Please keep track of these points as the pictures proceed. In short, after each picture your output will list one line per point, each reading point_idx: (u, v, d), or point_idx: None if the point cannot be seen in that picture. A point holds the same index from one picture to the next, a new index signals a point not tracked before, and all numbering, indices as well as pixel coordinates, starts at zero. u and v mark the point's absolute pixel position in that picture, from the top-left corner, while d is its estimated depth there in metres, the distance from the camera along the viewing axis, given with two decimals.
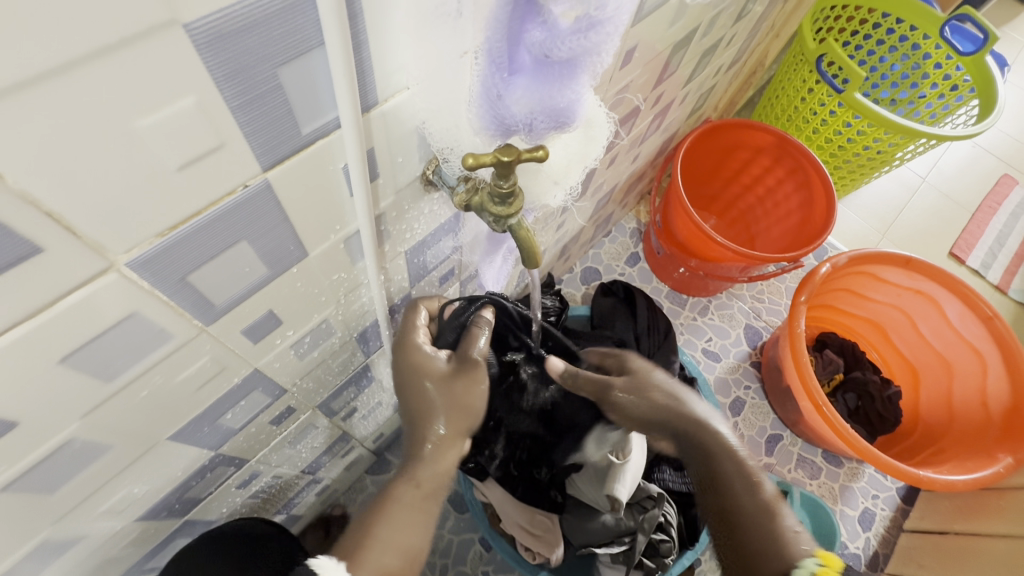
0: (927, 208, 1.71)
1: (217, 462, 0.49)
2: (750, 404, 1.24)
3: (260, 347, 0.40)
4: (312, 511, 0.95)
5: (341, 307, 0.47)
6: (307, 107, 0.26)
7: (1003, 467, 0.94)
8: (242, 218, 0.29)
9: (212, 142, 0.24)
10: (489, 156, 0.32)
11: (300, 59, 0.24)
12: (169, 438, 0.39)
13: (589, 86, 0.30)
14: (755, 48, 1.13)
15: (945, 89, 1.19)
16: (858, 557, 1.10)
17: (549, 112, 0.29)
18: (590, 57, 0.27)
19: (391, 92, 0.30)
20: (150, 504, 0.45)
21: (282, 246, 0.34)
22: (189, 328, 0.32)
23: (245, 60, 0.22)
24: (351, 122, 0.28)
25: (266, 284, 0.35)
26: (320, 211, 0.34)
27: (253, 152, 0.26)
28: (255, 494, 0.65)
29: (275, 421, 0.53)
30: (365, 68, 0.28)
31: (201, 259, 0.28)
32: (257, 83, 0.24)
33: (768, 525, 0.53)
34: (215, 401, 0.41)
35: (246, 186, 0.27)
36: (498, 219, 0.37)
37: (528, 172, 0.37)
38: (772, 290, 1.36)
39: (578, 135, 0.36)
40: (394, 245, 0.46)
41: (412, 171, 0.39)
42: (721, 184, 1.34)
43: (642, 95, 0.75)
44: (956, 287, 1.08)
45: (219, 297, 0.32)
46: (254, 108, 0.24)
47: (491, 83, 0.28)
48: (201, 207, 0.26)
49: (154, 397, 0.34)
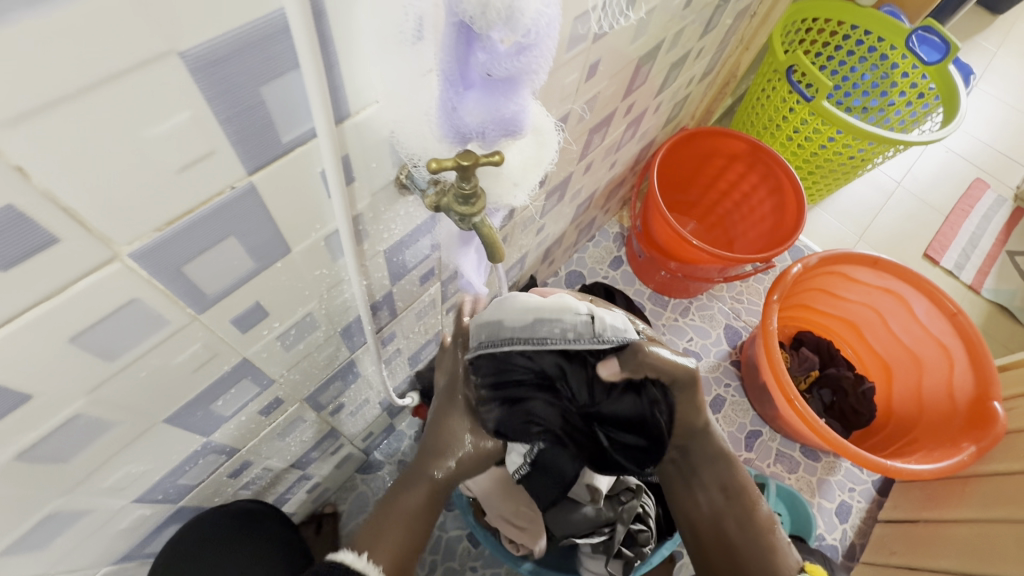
0: (902, 211, 1.77)
1: (210, 448, 0.53)
2: (730, 402, 1.28)
3: (248, 337, 0.44)
4: (303, 508, 0.98)
5: (324, 302, 0.50)
6: (286, 119, 0.31)
7: (967, 456, 0.98)
8: (230, 215, 0.33)
9: (204, 149, 0.28)
10: (450, 161, 0.36)
11: (280, 79, 0.28)
12: (165, 420, 0.43)
13: (532, 98, 0.34)
14: (727, 59, 1.19)
15: (913, 97, 1.25)
16: (835, 548, 1.14)
17: (498, 122, 0.34)
18: (528, 75, 0.31)
19: (361, 106, 0.35)
20: (148, 485, 0.48)
21: (268, 242, 0.38)
22: (183, 315, 0.36)
23: (233, 81, 0.27)
24: (326, 131, 0.32)
25: (254, 276, 0.39)
26: (301, 211, 0.38)
27: (239, 157, 0.30)
28: (247, 485, 0.68)
29: (264, 411, 0.57)
30: (337, 84, 0.32)
31: (194, 252, 0.32)
32: (243, 100, 0.28)
33: (764, 537, 0.70)
34: (208, 386, 0.44)
35: (234, 188, 0.31)
36: (463, 217, 0.41)
37: (489, 174, 0.41)
38: (750, 292, 1.41)
39: (531, 142, 0.41)
40: (374, 244, 0.50)
41: (386, 176, 0.43)
42: (699, 190, 1.39)
43: (612, 104, 0.79)
44: (922, 285, 1.13)
45: (210, 287, 0.36)
46: (240, 120, 0.28)
47: (447, 97, 0.32)
48: (194, 205, 0.30)
49: (152, 379, 0.38)
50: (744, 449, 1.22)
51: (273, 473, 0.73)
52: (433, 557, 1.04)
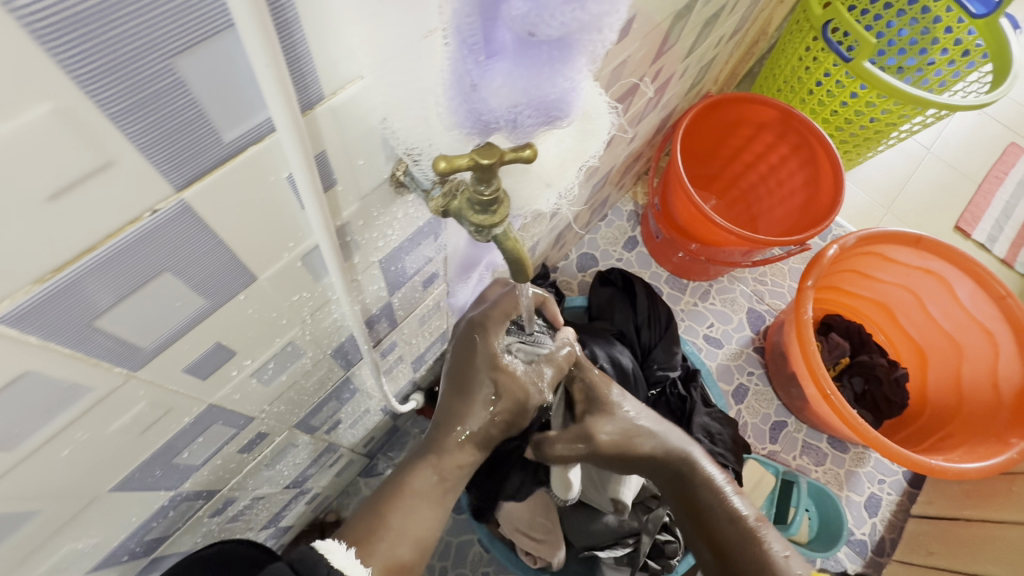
0: (931, 179, 1.65)
1: (181, 498, 0.45)
2: (754, 391, 1.20)
3: (212, 381, 0.35)
4: (303, 520, 0.90)
5: (308, 327, 0.41)
6: (225, 107, 0.21)
7: (1017, 453, 0.91)
8: (158, 246, 0.23)
9: (94, 159, 0.18)
10: (465, 158, 0.26)
11: (206, 46, 0.18)
12: (114, 488, 0.34)
13: (588, 72, 0.24)
14: (758, 14, 1.06)
15: (956, 55, 1.07)
16: (864, 543, 1.08)
17: (536, 104, 0.24)
18: (588, 34, 0.21)
19: (339, 84, 0.25)
20: (104, 552, 0.41)
21: (224, 271, 0.28)
22: (113, 376, 0.27)
23: (118, 48, 0.16)
24: (287, 122, 0.22)
25: (207, 317, 0.29)
26: (267, 227, 0.28)
27: (157, 168, 0.20)
28: (236, 516, 0.60)
29: (246, 449, 0.48)
30: (300, 52, 0.22)
31: (108, 300, 0.23)
32: (145, 81, 0.18)
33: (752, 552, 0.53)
34: (165, 443, 0.36)
35: (155, 212, 0.22)
36: (481, 228, 0.32)
37: (514, 173, 0.31)
38: (774, 272, 1.31)
39: (573, 130, 0.30)
40: (366, 255, 0.40)
41: (379, 174, 0.33)
42: (722, 163, 1.27)
43: (639, 72, 0.68)
44: (968, 265, 1.03)
45: (143, 338, 0.27)
46: (147, 110, 0.19)
47: (463, 68, 0.22)
48: (92, 243, 0.20)
49: (79, 455, 0.29)
50: (768, 441, 1.15)
51: (265, 499, 0.65)
52: (443, 563, 0.97)
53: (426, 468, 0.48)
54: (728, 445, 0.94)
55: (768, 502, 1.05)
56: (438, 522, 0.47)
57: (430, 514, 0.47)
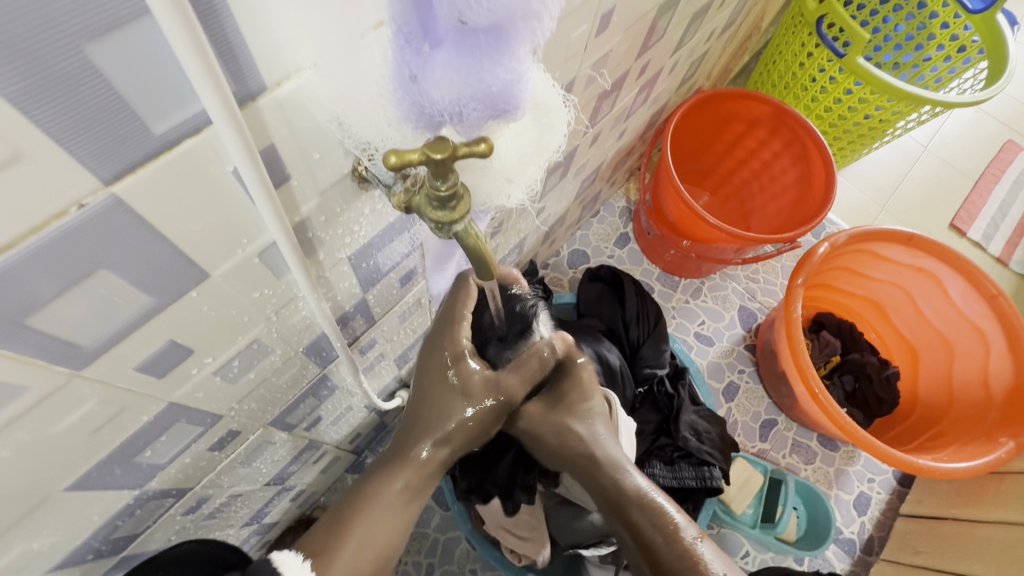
0: (928, 176, 1.64)
1: (149, 497, 0.44)
2: (744, 389, 1.19)
3: (171, 379, 0.34)
4: (288, 516, 0.89)
5: (275, 324, 0.41)
6: (151, 97, 0.20)
7: (1005, 453, 0.90)
8: (92, 241, 0.22)
9: (3, 152, 0.17)
10: (416, 152, 0.25)
11: (122, 34, 0.18)
12: (69, 488, 0.34)
13: (533, 61, 0.23)
14: (751, 8, 1.04)
15: (951, 51, 1.06)
16: (853, 542, 1.07)
17: (480, 97, 0.23)
18: (525, 24, 0.20)
19: (282, 76, 0.24)
20: (66, 552, 0.40)
21: (170, 268, 0.27)
22: (52, 375, 0.26)
23: (22, 34, 0.16)
24: (221, 113, 0.21)
25: (156, 315, 0.29)
26: (213, 222, 0.27)
27: (80, 160, 0.20)
28: (212, 515, 0.60)
29: (216, 447, 0.48)
30: (232, 40, 0.21)
31: (38, 298, 0.22)
32: (56, 68, 0.17)
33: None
34: (122, 442, 0.35)
35: (84, 207, 0.21)
36: (440, 225, 0.31)
37: (473, 168, 0.30)
38: (767, 270, 1.30)
39: (529, 123, 0.30)
40: (332, 252, 0.40)
41: (338, 168, 0.32)
42: (714, 159, 1.26)
43: (624, 66, 0.67)
44: (959, 263, 1.03)
45: (84, 337, 0.26)
46: (62, 101, 0.18)
47: (402, 59, 0.21)
48: (14, 238, 0.20)
49: (25, 454, 0.29)
50: (758, 440, 1.15)
51: (244, 496, 0.65)
52: (429, 560, 0.96)
53: (391, 479, 0.46)
54: (716, 444, 0.93)
55: (756, 501, 1.05)
56: (402, 533, 0.46)
57: (387, 522, 0.45)
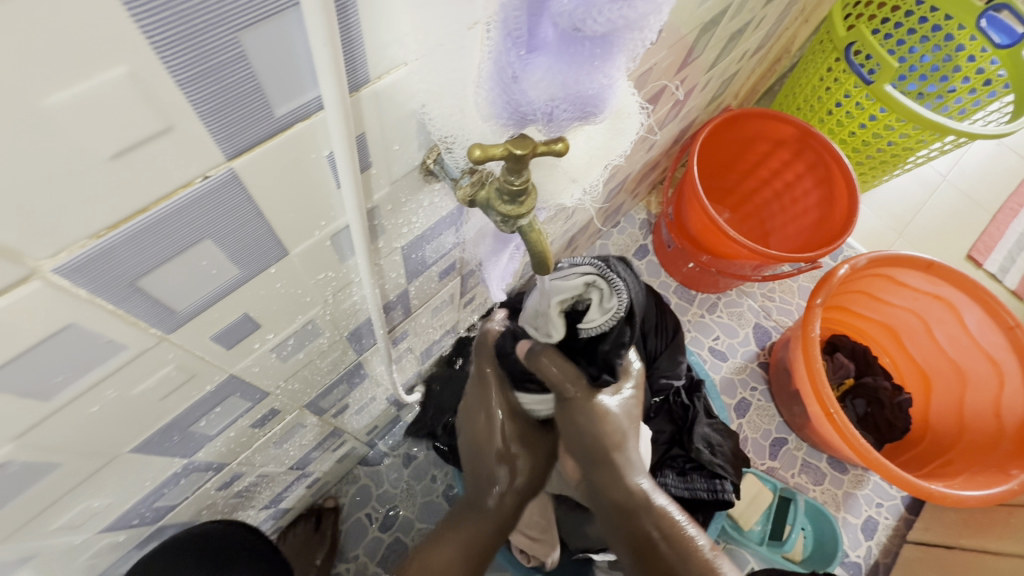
0: (946, 207, 1.64)
1: (193, 468, 0.46)
2: (756, 406, 1.20)
3: (236, 352, 0.36)
4: (302, 503, 0.90)
5: (329, 307, 0.42)
6: (280, 80, 0.22)
7: (1017, 484, 0.90)
8: (204, 212, 0.24)
9: (158, 124, 0.19)
10: (500, 148, 0.27)
11: (269, 23, 0.20)
12: (134, 449, 0.36)
13: (624, 71, 0.25)
14: (783, 32, 1.07)
15: (977, 84, 1.06)
16: (858, 565, 1.07)
17: (572, 99, 0.24)
18: (630, 33, 0.22)
19: (385, 69, 0.25)
20: (115, 515, 0.42)
21: (259, 244, 0.29)
22: (146, 337, 0.28)
23: (195, 20, 0.18)
24: (335, 101, 0.23)
25: (239, 287, 0.31)
26: (301, 203, 0.29)
27: (212, 135, 0.21)
28: (240, 493, 0.61)
29: (257, 424, 0.49)
30: (353, 34, 0.23)
31: (152, 261, 0.24)
32: (213, 52, 0.19)
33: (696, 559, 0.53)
34: (186, 409, 0.37)
35: (206, 178, 0.23)
36: (507, 218, 0.32)
37: (543, 166, 0.32)
38: (784, 289, 1.31)
39: (604, 127, 0.31)
40: (390, 241, 0.42)
41: (411, 160, 0.34)
42: (737, 177, 1.28)
43: (664, 80, 0.69)
44: (978, 293, 1.03)
45: (179, 302, 0.28)
46: (209, 81, 0.20)
47: (505, 61, 0.23)
48: (147, 204, 0.22)
49: (107, 411, 0.30)
50: (767, 458, 1.15)
51: (269, 478, 0.66)
52: None
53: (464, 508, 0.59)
54: (728, 458, 0.94)
55: (764, 518, 1.06)
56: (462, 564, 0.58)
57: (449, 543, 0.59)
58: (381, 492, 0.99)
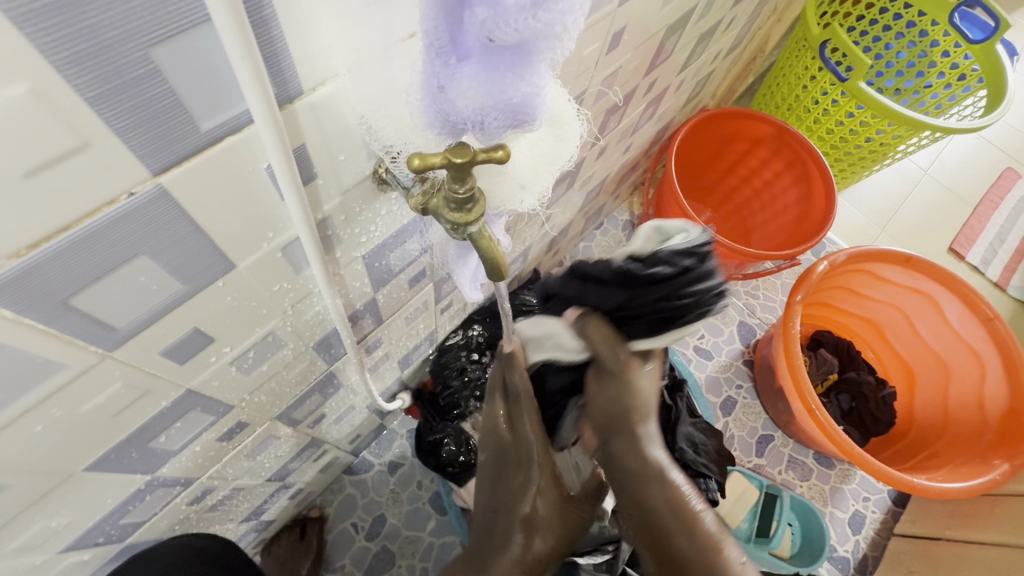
0: (927, 201, 1.66)
1: (158, 484, 0.45)
2: (742, 404, 1.20)
3: (190, 366, 0.36)
4: (285, 515, 0.90)
5: (289, 319, 0.42)
6: (202, 96, 0.22)
7: (998, 474, 0.91)
8: (136, 227, 0.24)
9: (70, 142, 0.19)
10: (438, 157, 0.27)
11: (183, 38, 0.20)
12: (88, 468, 0.35)
13: (551, 76, 0.25)
14: (756, 31, 1.08)
15: (952, 79, 1.07)
16: (846, 561, 1.08)
17: (502, 108, 0.25)
18: (547, 41, 0.22)
19: (317, 82, 0.26)
20: (77, 534, 0.42)
21: (201, 258, 0.29)
22: (87, 355, 0.28)
23: (100, 36, 0.18)
24: (262, 114, 0.23)
25: (185, 301, 0.30)
26: (244, 217, 0.29)
27: (134, 151, 0.21)
28: (215, 507, 0.61)
29: (225, 437, 0.49)
30: (277, 47, 0.23)
31: (82, 280, 0.24)
32: (123, 67, 0.19)
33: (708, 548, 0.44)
34: (142, 425, 0.36)
35: (133, 195, 0.23)
36: (456, 226, 0.32)
37: (489, 173, 0.32)
38: (767, 287, 1.32)
39: (545, 134, 0.32)
40: (348, 250, 0.41)
41: (360, 170, 0.34)
42: (717, 176, 1.28)
43: (631, 84, 0.69)
44: (957, 286, 1.04)
45: (119, 319, 0.27)
46: (125, 97, 0.20)
47: (432, 70, 0.23)
48: (70, 221, 0.21)
49: (53, 430, 0.30)
50: (754, 455, 1.16)
51: (245, 491, 0.66)
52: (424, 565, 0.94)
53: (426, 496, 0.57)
54: (712, 456, 0.94)
55: (751, 516, 1.06)
56: None
57: None
58: (366, 502, 0.98)
